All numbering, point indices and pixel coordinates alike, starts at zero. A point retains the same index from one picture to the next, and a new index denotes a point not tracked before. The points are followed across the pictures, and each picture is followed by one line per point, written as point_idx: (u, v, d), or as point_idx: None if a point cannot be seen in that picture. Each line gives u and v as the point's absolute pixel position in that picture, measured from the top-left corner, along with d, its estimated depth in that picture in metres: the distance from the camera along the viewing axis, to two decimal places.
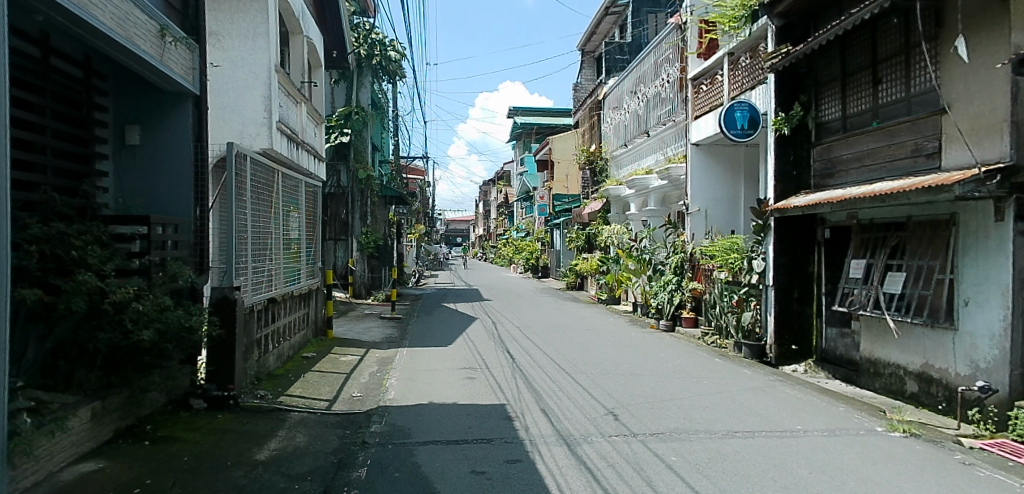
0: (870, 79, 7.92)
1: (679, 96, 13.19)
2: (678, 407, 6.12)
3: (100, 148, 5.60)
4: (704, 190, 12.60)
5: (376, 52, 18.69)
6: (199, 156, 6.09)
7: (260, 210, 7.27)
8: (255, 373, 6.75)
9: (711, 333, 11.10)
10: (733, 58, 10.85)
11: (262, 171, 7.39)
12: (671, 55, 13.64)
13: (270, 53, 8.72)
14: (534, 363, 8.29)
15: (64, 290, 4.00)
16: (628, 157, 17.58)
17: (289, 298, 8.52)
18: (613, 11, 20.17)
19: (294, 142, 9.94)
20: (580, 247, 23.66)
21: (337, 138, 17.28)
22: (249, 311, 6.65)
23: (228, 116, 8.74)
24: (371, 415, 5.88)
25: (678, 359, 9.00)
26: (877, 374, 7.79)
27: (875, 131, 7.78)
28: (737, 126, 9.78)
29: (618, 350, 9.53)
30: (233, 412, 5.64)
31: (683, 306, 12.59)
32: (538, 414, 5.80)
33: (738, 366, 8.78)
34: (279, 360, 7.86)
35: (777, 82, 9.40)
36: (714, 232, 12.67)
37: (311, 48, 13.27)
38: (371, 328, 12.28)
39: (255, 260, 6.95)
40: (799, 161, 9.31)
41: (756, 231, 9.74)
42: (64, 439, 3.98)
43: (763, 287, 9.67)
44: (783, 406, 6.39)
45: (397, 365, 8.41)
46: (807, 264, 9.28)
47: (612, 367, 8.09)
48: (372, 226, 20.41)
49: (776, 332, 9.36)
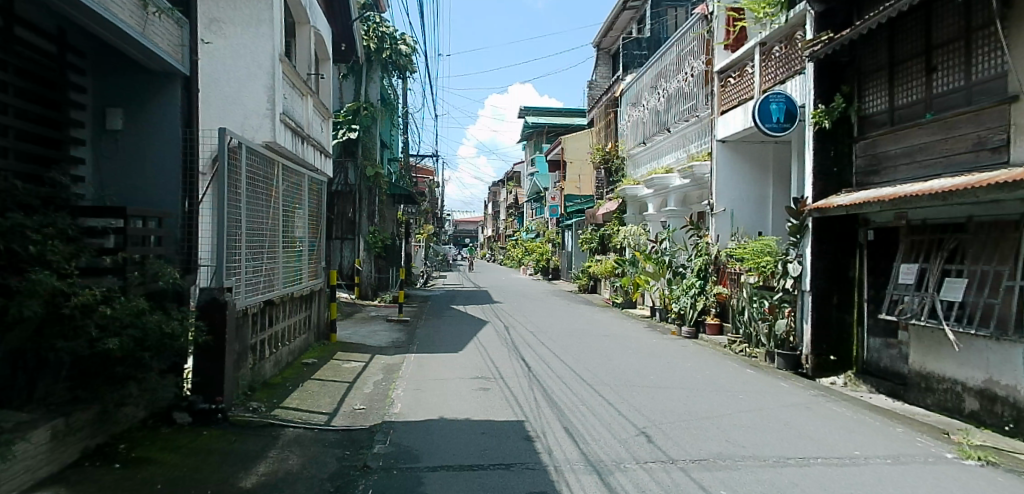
0: (923, 67, 7.23)
1: (704, 90, 12.52)
2: (718, 428, 5.47)
3: (75, 133, 4.99)
4: (730, 189, 11.92)
5: (386, 46, 18.12)
6: (187, 143, 5.37)
7: (257, 204, 6.69)
8: (250, 382, 6.16)
9: (738, 342, 10.41)
10: (766, 48, 10.15)
11: (260, 162, 6.82)
12: (695, 48, 12.97)
13: (274, 40, 8.19)
14: (552, 373, 7.66)
15: (17, 291, 3.35)
16: (646, 156, 16.92)
17: (288, 300, 7.93)
18: (631, 6, 19.49)
19: (298, 135, 9.40)
20: (594, 249, 22.96)
21: (344, 134, 16.72)
22: (243, 314, 6.08)
23: (227, 105, 8.19)
24: (375, 432, 5.26)
25: (708, 369, 8.34)
26: (929, 390, 7.10)
27: (929, 123, 7.09)
28: (773, 119, 9.06)
29: (642, 359, 8.89)
30: (221, 429, 5.05)
31: (707, 311, 11.91)
32: (562, 434, 5.17)
33: (774, 378, 8.10)
34: (277, 367, 7.27)
35: (816, 72, 8.73)
36: (741, 233, 11.98)
37: (319, 39, 12.71)
38: (377, 331, 11.70)
39: (250, 258, 6.35)
40: (839, 156, 8.65)
41: (791, 232, 9.07)
42: (14, 465, 3.38)
43: (799, 293, 8.99)
44: (834, 428, 5.72)
45: (405, 373, 7.79)
46: (847, 268, 8.60)
47: (637, 379, 7.45)
48: (379, 225, 19.89)
49: (814, 342, 8.68)
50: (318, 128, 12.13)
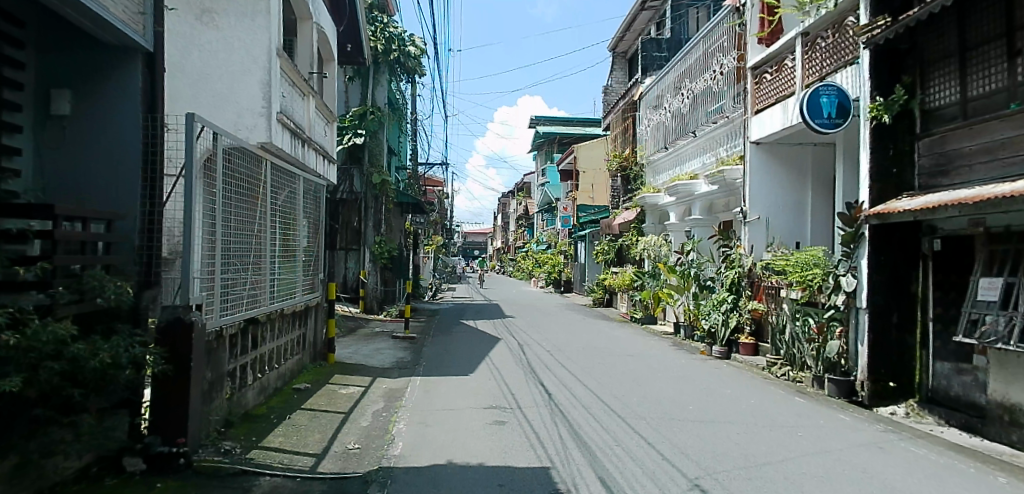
0: (1004, 52, 6.27)
1: (737, 88, 11.62)
2: (787, 480, 4.49)
3: (9, 118, 4.14)
4: (765, 194, 10.98)
5: (394, 47, 17.36)
6: (149, 131, 4.43)
7: (237, 210, 5.76)
8: (224, 416, 5.25)
9: (779, 364, 9.36)
10: (809, 39, 9.28)
11: (245, 161, 5.98)
12: (725, 44, 12.11)
13: (270, 33, 7.37)
14: (577, 403, 6.73)
15: None
16: (668, 162, 16.02)
17: (277, 318, 7.05)
18: (649, 6, 18.79)
19: (297, 136, 8.59)
20: (609, 261, 21.97)
21: (349, 139, 15.99)
22: (218, 336, 5.17)
23: (217, 103, 7.33)
24: (369, 482, 4.33)
25: (752, 397, 7.33)
26: (1015, 425, 6.03)
27: (1013, 116, 6.13)
28: (823, 114, 8.11)
29: (676, 384, 7.92)
30: (182, 479, 4.12)
31: (741, 330, 10.86)
32: (599, 488, 4.19)
33: (828, 408, 7.07)
34: (262, 395, 6.38)
35: (872, 61, 7.81)
36: (777, 244, 10.97)
37: (323, 37, 11.92)
38: (381, 349, 10.77)
39: (227, 271, 5.43)
40: (899, 156, 7.68)
41: (843, 243, 8.08)
42: None
43: (853, 310, 7.96)
44: (925, 479, 4.70)
45: (409, 401, 6.86)
46: (909, 282, 7.61)
47: (675, 410, 6.50)
48: (387, 235, 18.93)
49: (870, 365, 7.64)
50: (321, 131, 11.31)
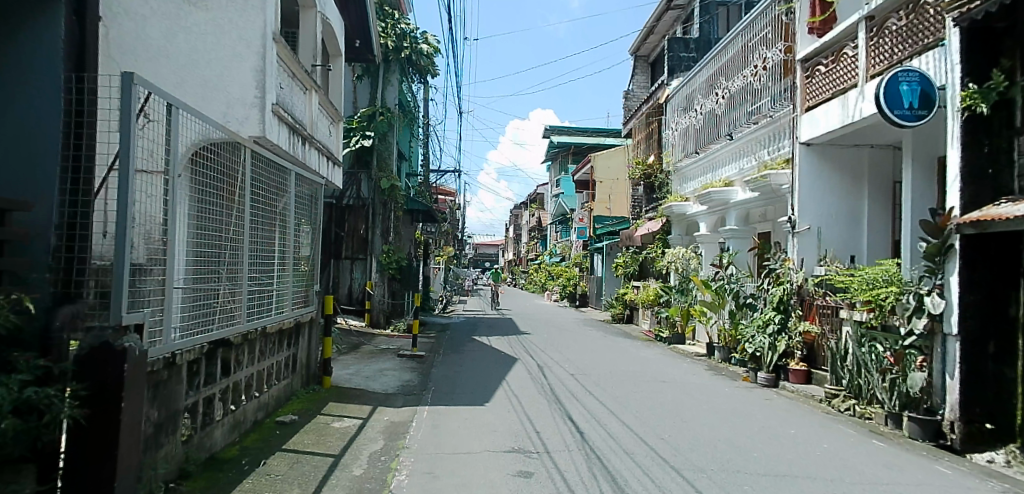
0: None
1: (783, 83, 10.52)
2: None
3: None
4: (817, 202, 9.81)
5: (405, 45, 16.31)
6: (73, 94, 3.55)
7: (206, 208, 4.60)
8: (179, 464, 4.19)
9: (841, 396, 8.15)
10: (874, 23, 8.18)
11: (220, 150, 4.86)
12: (769, 36, 10.98)
13: (266, 14, 6.30)
14: (616, 447, 5.55)
15: None
16: (697, 169, 14.94)
17: (257, 339, 5.92)
18: (676, 5, 17.97)
19: (294, 132, 7.50)
20: (629, 275, 20.80)
21: (358, 140, 15.17)
22: (169, 365, 4.03)
23: (201, 93, 6.18)
24: None
25: (823, 442, 6.10)
26: None
27: None
28: (902, 105, 6.98)
29: (726, 421, 6.73)
30: None
31: (791, 354, 9.62)
32: None
33: (920, 457, 5.84)
34: (235, 431, 5.29)
35: (963, 41, 6.57)
36: (831, 258, 9.74)
37: (329, 30, 10.91)
38: (386, 371, 9.63)
39: (188, 284, 4.29)
40: (996, 154, 6.47)
41: (927, 256, 6.85)
42: None
43: (938, 337, 6.72)
44: None
45: (414, 440, 5.73)
46: (1007, 304, 6.38)
47: (739, 460, 5.30)
48: (394, 244, 17.25)
49: (962, 404, 6.37)
50: (325, 132, 10.26)
